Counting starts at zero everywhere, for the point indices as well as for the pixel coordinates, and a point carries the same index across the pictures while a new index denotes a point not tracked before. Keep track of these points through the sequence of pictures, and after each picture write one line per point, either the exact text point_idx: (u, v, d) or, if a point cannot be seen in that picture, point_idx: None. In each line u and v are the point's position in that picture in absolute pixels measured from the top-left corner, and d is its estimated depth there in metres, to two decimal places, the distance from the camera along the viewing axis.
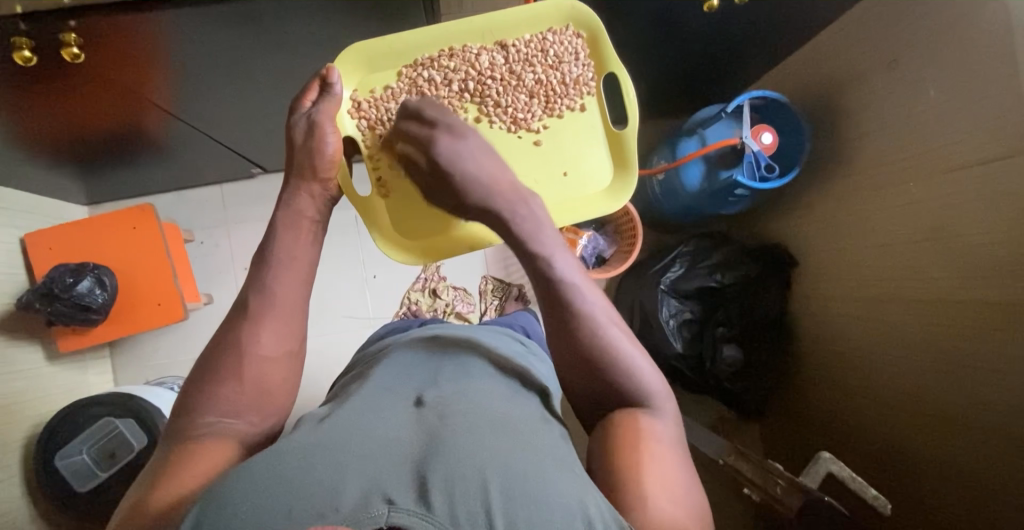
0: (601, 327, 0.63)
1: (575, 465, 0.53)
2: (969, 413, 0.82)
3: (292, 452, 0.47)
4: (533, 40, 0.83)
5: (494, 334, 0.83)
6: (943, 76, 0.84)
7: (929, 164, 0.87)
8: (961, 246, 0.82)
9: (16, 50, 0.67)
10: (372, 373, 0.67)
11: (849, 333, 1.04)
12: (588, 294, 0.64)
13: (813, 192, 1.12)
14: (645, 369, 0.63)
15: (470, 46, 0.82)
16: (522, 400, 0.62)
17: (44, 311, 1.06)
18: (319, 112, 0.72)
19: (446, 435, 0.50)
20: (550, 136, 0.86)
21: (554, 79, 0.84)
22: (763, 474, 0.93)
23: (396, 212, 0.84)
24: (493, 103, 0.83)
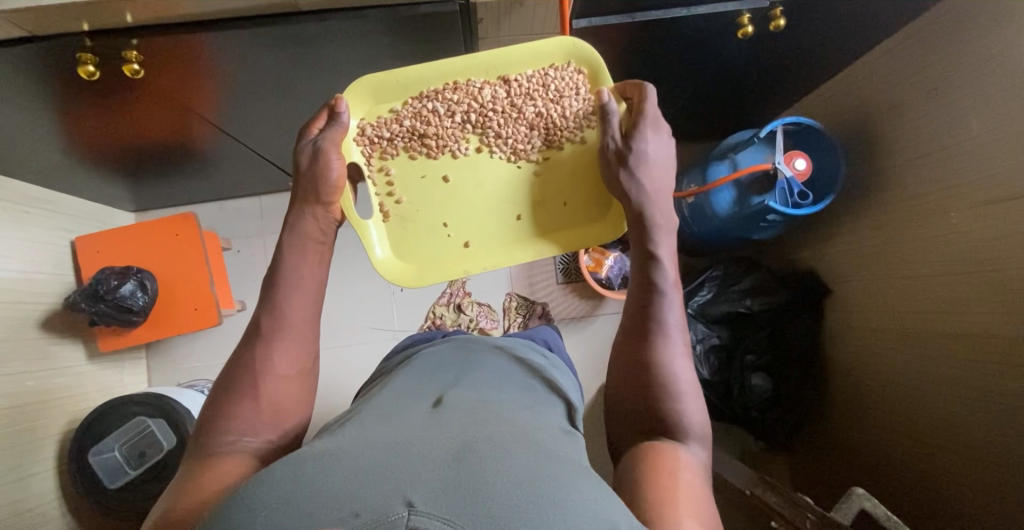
0: (669, 348, 0.67)
1: (591, 471, 0.53)
2: (1008, 453, 0.78)
3: (311, 460, 0.47)
4: (535, 75, 0.79)
5: (518, 344, 0.83)
6: (987, 106, 0.82)
7: (972, 195, 0.84)
8: (1003, 279, 0.78)
9: (81, 64, 0.72)
10: (394, 378, 0.69)
11: (884, 366, 1.00)
12: (673, 318, 0.69)
13: (849, 219, 1.10)
14: (696, 407, 0.64)
15: (474, 80, 0.78)
16: (541, 411, 0.63)
17: (88, 310, 1.10)
18: (327, 141, 0.71)
19: (469, 440, 0.50)
20: (550, 168, 0.82)
21: (554, 112, 0.80)
22: (792, 507, 0.88)
23: (395, 236, 0.82)
24: (494, 134, 0.80)
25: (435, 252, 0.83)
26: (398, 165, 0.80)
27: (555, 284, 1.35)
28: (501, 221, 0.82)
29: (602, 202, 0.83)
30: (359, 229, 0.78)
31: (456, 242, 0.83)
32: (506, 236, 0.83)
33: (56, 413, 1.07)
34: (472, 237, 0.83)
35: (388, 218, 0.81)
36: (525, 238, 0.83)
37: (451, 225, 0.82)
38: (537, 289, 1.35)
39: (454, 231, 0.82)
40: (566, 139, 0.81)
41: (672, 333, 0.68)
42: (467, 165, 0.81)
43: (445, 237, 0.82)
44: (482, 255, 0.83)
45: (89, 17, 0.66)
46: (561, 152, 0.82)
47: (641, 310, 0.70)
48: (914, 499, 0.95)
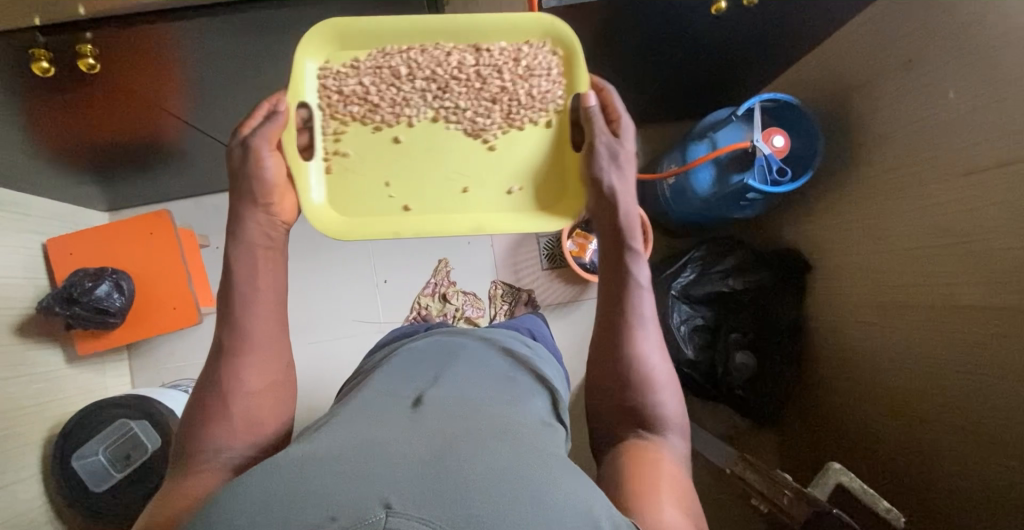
0: (644, 349, 0.72)
1: (572, 464, 0.53)
2: (990, 423, 0.79)
3: (289, 466, 0.47)
4: (507, 49, 0.77)
5: (501, 334, 0.83)
6: (962, 76, 0.82)
7: (948, 166, 0.84)
8: (982, 250, 0.79)
9: (34, 61, 0.69)
10: (371, 379, 0.68)
11: (867, 340, 1.01)
12: (646, 322, 0.73)
13: (829, 195, 1.10)
14: (670, 402, 0.69)
15: (443, 43, 0.76)
16: (522, 404, 0.62)
17: (65, 314, 1.08)
18: (259, 140, 0.68)
19: (450, 439, 0.49)
20: (506, 147, 0.79)
21: (520, 89, 0.77)
22: (771, 484, 0.91)
23: (335, 191, 0.78)
24: (453, 107, 0.78)
25: (373, 212, 0.78)
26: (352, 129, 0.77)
27: (540, 270, 1.35)
28: (446, 196, 0.79)
29: (555, 186, 0.80)
30: (297, 173, 0.74)
31: (397, 204, 0.78)
32: (449, 210, 0.79)
33: (39, 420, 1.06)
34: (415, 200, 0.79)
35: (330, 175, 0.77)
36: (466, 214, 0.79)
37: (394, 186, 0.78)
38: (522, 276, 1.35)
39: (396, 194, 0.78)
40: (526, 118, 0.78)
41: (649, 330, 0.73)
42: (419, 134, 0.78)
43: (388, 199, 0.78)
44: (419, 222, 0.78)
45: (39, 11, 0.64)
46: (521, 132, 0.79)
47: (617, 309, 0.73)
48: (897, 472, 0.96)
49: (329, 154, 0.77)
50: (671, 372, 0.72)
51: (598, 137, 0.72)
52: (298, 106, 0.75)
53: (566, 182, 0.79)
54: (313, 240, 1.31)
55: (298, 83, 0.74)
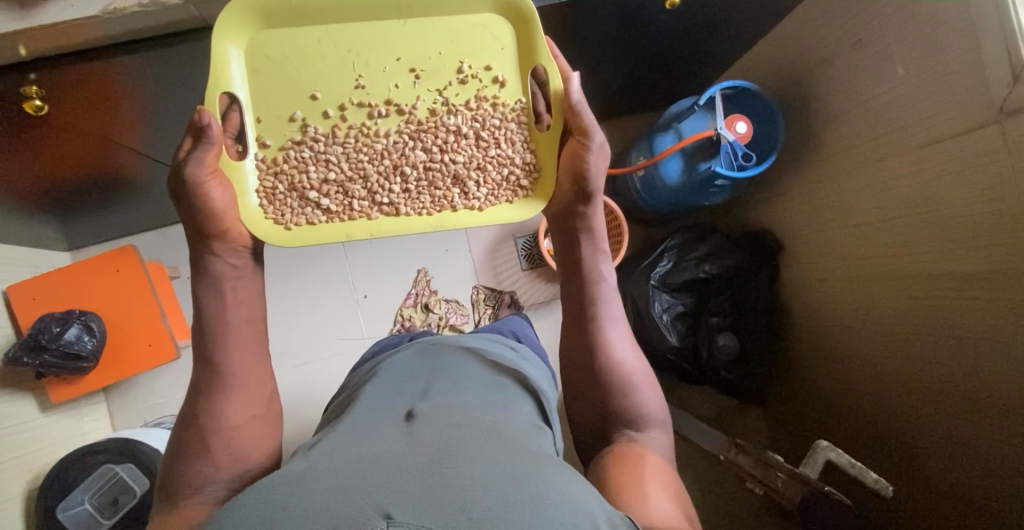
0: (615, 348, 0.76)
1: (564, 462, 0.53)
2: (960, 381, 0.83)
3: (286, 483, 0.46)
4: (469, 46, 0.76)
5: (483, 340, 0.83)
6: (908, 52, 0.85)
7: (903, 140, 0.88)
8: (942, 218, 0.82)
9: None
10: (362, 393, 0.67)
11: (841, 312, 1.04)
12: (617, 328, 0.78)
13: (792, 175, 1.13)
14: (648, 401, 0.72)
15: (394, 40, 0.74)
16: (512, 409, 0.62)
17: (33, 364, 1.04)
18: (195, 167, 0.66)
19: (445, 446, 0.49)
20: (449, 156, 0.80)
21: (479, 100, 0.78)
22: (763, 466, 0.93)
23: (275, 205, 0.76)
24: (411, 117, 0.77)
25: (320, 219, 0.77)
26: (271, 131, 0.74)
27: (519, 271, 1.35)
28: (396, 199, 0.78)
29: (515, 184, 0.81)
30: (231, 175, 0.72)
31: (349, 210, 0.78)
32: (408, 209, 0.79)
33: (19, 472, 1.02)
34: (373, 209, 0.78)
35: (268, 196, 0.75)
36: (424, 217, 0.79)
37: (345, 194, 0.78)
38: (502, 278, 1.35)
39: (351, 201, 0.78)
40: (486, 122, 0.79)
41: (620, 331, 0.77)
42: (366, 149, 0.78)
43: (338, 208, 0.78)
44: (374, 224, 0.78)
45: None
46: (477, 140, 0.80)
47: (587, 312, 0.78)
48: (879, 436, 1.00)
49: (265, 170, 0.75)
50: (647, 372, 0.75)
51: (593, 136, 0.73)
52: (223, 94, 0.70)
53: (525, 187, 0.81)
54: (288, 262, 1.29)
55: (222, 74, 0.69)
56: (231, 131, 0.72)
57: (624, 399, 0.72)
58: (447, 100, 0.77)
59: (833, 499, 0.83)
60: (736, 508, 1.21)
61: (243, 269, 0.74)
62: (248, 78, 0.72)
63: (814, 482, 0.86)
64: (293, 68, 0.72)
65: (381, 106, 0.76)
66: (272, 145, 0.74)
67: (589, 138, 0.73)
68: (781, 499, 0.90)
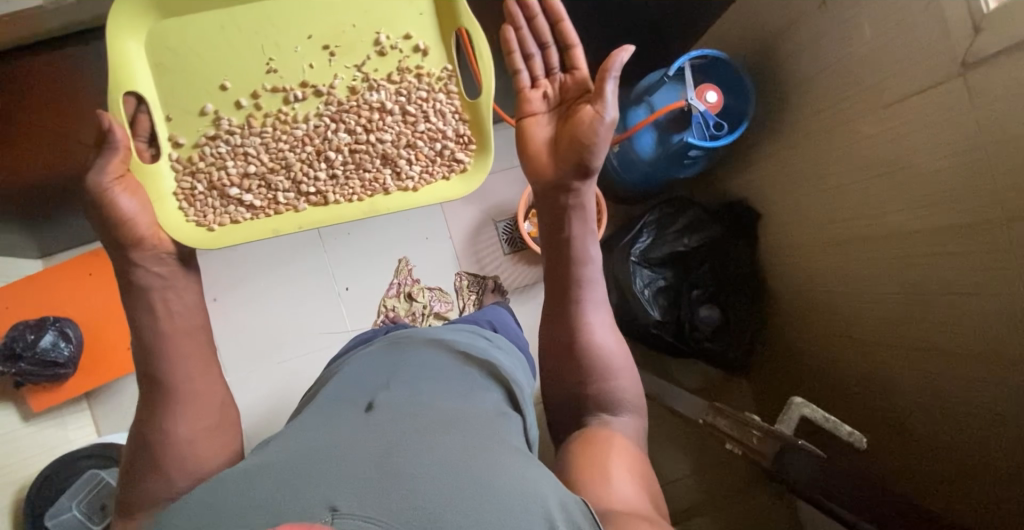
0: (595, 332, 0.75)
1: (527, 455, 0.53)
2: (934, 335, 0.84)
3: (237, 480, 0.46)
4: (375, 21, 0.79)
5: (455, 331, 0.81)
6: (871, 10, 0.85)
7: (870, 100, 0.88)
8: (912, 175, 0.83)
9: None
10: (323, 388, 0.67)
11: (819, 276, 1.05)
12: (600, 313, 0.76)
13: (764, 143, 1.13)
14: (625, 386, 0.72)
15: (299, 22, 0.77)
16: (475, 396, 0.61)
17: (9, 372, 1.03)
18: (98, 175, 0.69)
19: (400, 436, 0.49)
20: (372, 135, 0.84)
21: (391, 79, 0.82)
22: (740, 427, 0.95)
23: (196, 207, 0.80)
24: (331, 98, 0.81)
25: (244, 215, 0.82)
26: (183, 128, 0.78)
27: (501, 256, 1.35)
28: (324, 187, 0.83)
29: (449, 159, 0.86)
30: (143, 179, 0.76)
31: (274, 203, 0.83)
32: (337, 196, 0.84)
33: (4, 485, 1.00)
34: (301, 198, 0.84)
35: (188, 198, 0.80)
36: (354, 201, 0.84)
37: (268, 186, 0.83)
38: (484, 264, 1.34)
39: (275, 194, 0.83)
40: (403, 101, 0.83)
41: (600, 312, 0.76)
42: (287, 134, 0.82)
43: (263, 202, 0.83)
44: (306, 216, 0.83)
45: None
46: (400, 117, 0.84)
47: (568, 294, 0.76)
48: (861, 395, 1.01)
49: (181, 170, 0.79)
50: (626, 358, 0.75)
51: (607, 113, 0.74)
52: (128, 94, 0.74)
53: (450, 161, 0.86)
54: (266, 258, 1.28)
55: (122, 70, 0.73)
56: (143, 135, 0.77)
57: (601, 381, 0.72)
58: (361, 80, 0.81)
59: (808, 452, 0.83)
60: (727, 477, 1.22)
61: (172, 277, 0.74)
62: (153, 73, 0.75)
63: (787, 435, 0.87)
64: (199, 59, 0.76)
65: (296, 90, 0.80)
66: (185, 143, 0.79)
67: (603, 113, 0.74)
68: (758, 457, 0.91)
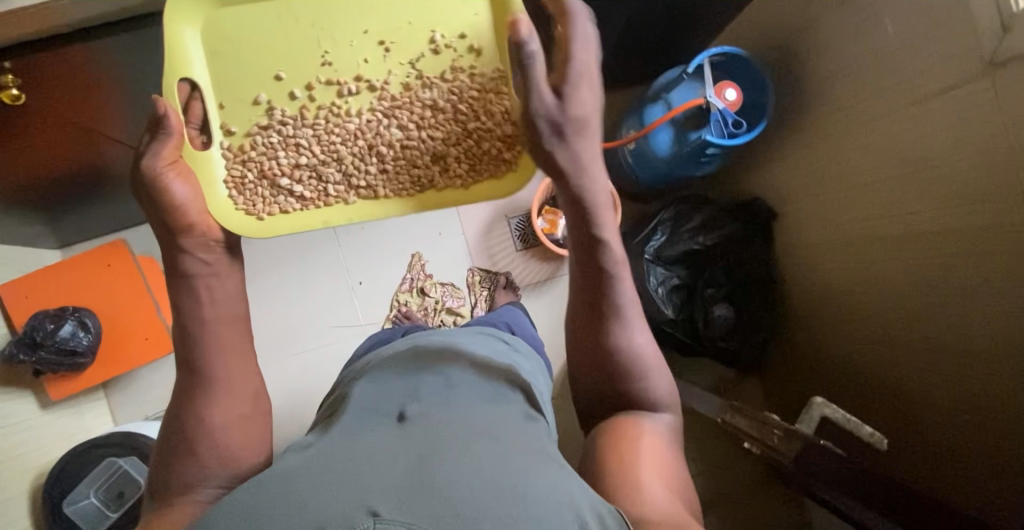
0: (624, 336, 0.71)
1: (558, 460, 0.54)
2: (949, 337, 0.84)
3: (276, 481, 0.47)
4: (434, 12, 0.76)
5: (473, 335, 0.78)
6: (894, 9, 0.84)
7: (893, 99, 0.87)
8: (935, 176, 0.82)
9: (4, 89, 0.71)
10: (355, 390, 0.64)
11: (836, 277, 1.04)
12: (630, 316, 0.71)
13: (783, 141, 1.12)
14: (659, 388, 0.70)
15: (358, 17, 0.75)
16: (500, 402, 0.61)
17: (30, 361, 1.04)
18: (151, 159, 0.66)
19: (434, 445, 0.50)
20: (426, 133, 0.79)
21: (450, 73, 0.78)
22: (759, 426, 0.94)
23: (245, 195, 0.76)
24: (383, 94, 0.77)
25: (293, 206, 0.77)
26: (234, 117, 0.75)
27: (514, 252, 1.35)
28: (375, 182, 0.78)
29: (499, 158, 0.80)
30: (195, 165, 0.73)
31: (322, 196, 0.78)
32: (388, 192, 0.78)
33: (24, 471, 1.01)
34: (347, 193, 0.78)
35: (236, 186, 0.76)
36: (409, 200, 0.78)
37: (319, 178, 0.77)
38: (497, 260, 1.34)
39: (326, 186, 0.78)
40: (462, 93, 0.78)
41: (630, 314, 0.72)
42: (336, 128, 0.77)
43: (312, 194, 0.78)
44: (353, 210, 0.78)
45: None
46: (457, 115, 0.79)
47: (593, 301, 0.71)
48: (875, 394, 1.01)
49: (232, 158, 0.75)
50: (658, 355, 0.72)
51: (539, 111, 0.64)
52: (183, 80, 0.72)
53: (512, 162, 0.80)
54: (281, 251, 1.28)
55: (179, 56, 0.71)
56: (196, 121, 0.73)
57: (630, 384, 0.70)
58: (411, 73, 0.77)
59: (831, 453, 0.84)
60: (737, 477, 1.22)
61: (218, 265, 0.72)
62: (207, 60, 0.73)
63: (808, 435, 0.86)
64: (257, 47, 0.73)
65: (348, 84, 0.76)
66: (236, 132, 0.75)
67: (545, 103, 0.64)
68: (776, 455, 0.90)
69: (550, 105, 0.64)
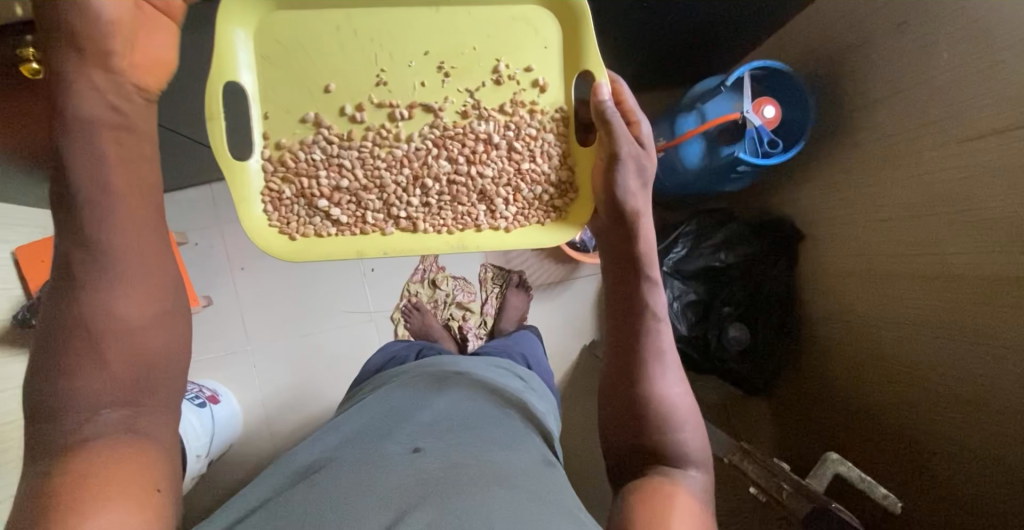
0: (660, 383, 0.68)
1: (578, 510, 0.53)
2: (964, 385, 0.81)
3: (292, 517, 0.48)
4: (499, 42, 0.75)
5: (490, 368, 0.78)
6: (960, 35, 0.78)
7: (939, 133, 0.82)
8: (971, 219, 0.78)
9: (23, 62, 0.69)
10: (357, 416, 0.65)
11: (858, 312, 1.01)
12: (670, 368, 0.70)
13: (818, 163, 1.08)
14: (690, 440, 0.66)
15: (422, 43, 0.74)
16: (521, 444, 0.59)
17: None
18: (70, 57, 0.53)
19: (449, 487, 0.50)
20: (473, 165, 0.80)
21: (508, 112, 0.78)
22: (768, 476, 0.92)
23: (280, 212, 0.77)
24: (437, 127, 0.77)
25: (328, 230, 0.78)
26: (278, 129, 0.74)
27: (529, 251, 1.32)
28: (415, 214, 0.79)
29: (547, 205, 0.81)
30: (232, 178, 0.72)
31: (361, 222, 0.78)
32: (428, 225, 0.80)
33: None
34: (386, 223, 0.79)
35: (274, 201, 0.76)
36: (447, 236, 0.80)
37: (358, 204, 0.78)
38: (511, 258, 1.32)
39: (364, 212, 0.78)
40: (514, 130, 0.79)
41: (667, 361, 0.70)
42: (385, 155, 0.78)
43: (349, 219, 0.78)
44: (391, 242, 0.79)
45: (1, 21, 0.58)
46: (504, 149, 0.80)
47: (634, 346, 0.70)
48: (883, 439, 0.97)
49: (270, 170, 0.75)
50: (693, 410, 0.69)
51: (622, 148, 0.70)
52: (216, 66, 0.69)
53: (547, 199, 0.81)
54: None
55: (226, 59, 0.69)
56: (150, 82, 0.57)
57: (662, 436, 0.66)
58: (469, 104, 0.77)
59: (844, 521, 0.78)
60: (733, 497, 1.21)
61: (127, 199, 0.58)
62: (256, 64, 0.71)
63: (821, 497, 0.82)
64: (307, 55, 0.72)
65: (401, 109, 0.76)
66: (280, 144, 0.75)
67: (616, 152, 0.70)
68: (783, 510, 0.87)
69: (635, 147, 0.71)
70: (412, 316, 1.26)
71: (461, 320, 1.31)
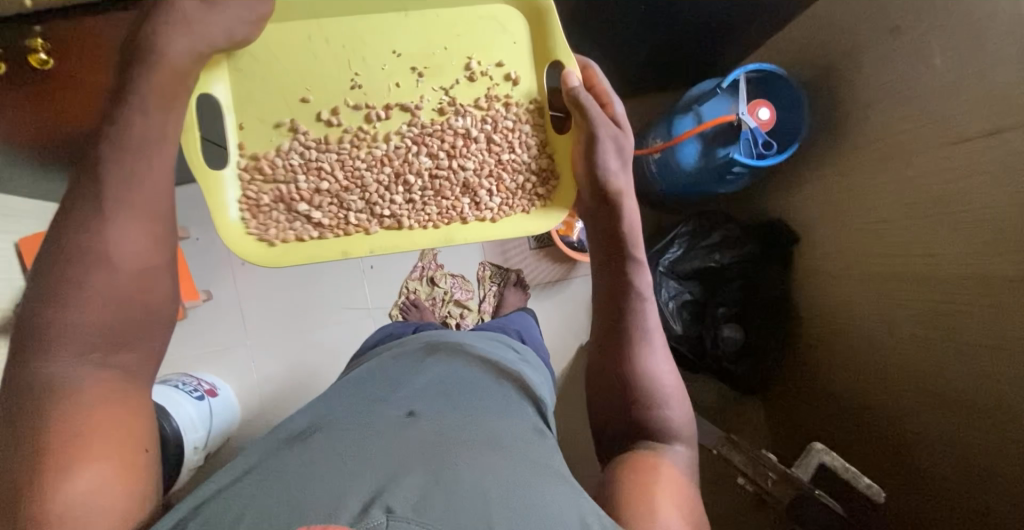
0: (645, 358, 0.70)
1: (566, 475, 0.53)
2: (953, 385, 0.82)
3: (284, 472, 0.48)
4: (467, 42, 0.79)
5: (484, 339, 0.80)
6: (952, 40, 0.79)
7: (930, 136, 0.84)
8: (962, 219, 0.79)
9: (33, 52, 0.71)
10: (342, 390, 0.65)
11: (849, 311, 1.02)
12: (655, 343, 0.71)
13: (812, 165, 1.09)
14: (675, 414, 0.67)
15: (393, 48, 0.77)
16: (513, 412, 0.60)
17: None
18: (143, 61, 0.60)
19: (446, 447, 0.49)
20: (452, 161, 0.82)
21: (480, 109, 0.81)
22: (753, 464, 0.93)
23: (259, 220, 0.79)
24: (415, 123, 0.80)
25: (309, 233, 0.80)
26: (252, 138, 0.77)
27: (527, 250, 1.34)
28: (400, 211, 0.82)
29: (530, 193, 0.84)
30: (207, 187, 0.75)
31: (344, 223, 0.81)
32: (412, 221, 0.82)
33: None
34: (371, 222, 0.81)
35: (252, 209, 0.78)
36: (433, 230, 0.82)
37: (340, 205, 0.81)
38: (509, 257, 1.33)
39: (346, 214, 0.81)
40: (490, 125, 0.82)
41: (652, 339, 0.71)
42: (366, 153, 0.80)
43: (331, 220, 0.81)
44: (375, 240, 0.81)
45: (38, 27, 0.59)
46: (480, 143, 0.83)
47: (619, 322, 0.72)
48: (873, 436, 0.99)
49: (246, 179, 0.78)
50: (678, 385, 0.70)
51: (598, 129, 0.73)
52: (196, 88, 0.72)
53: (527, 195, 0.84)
54: None
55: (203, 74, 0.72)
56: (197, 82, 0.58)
57: (645, 412, 0.67)
58: (443, 100, 0.80)
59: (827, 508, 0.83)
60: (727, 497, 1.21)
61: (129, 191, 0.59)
62: (228, 77, 0.74)
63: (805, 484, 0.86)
64: (281, 65, 0.75)
65: (376, 107, 0.79)
66: (253, 152, 0.77)
67: (593, 132, 0.73)
68: (769, 497, 0.91)
69: (610, 127, 0.74)
70: (411, 313, 1.28)
71: (458, 317, 1.32)
